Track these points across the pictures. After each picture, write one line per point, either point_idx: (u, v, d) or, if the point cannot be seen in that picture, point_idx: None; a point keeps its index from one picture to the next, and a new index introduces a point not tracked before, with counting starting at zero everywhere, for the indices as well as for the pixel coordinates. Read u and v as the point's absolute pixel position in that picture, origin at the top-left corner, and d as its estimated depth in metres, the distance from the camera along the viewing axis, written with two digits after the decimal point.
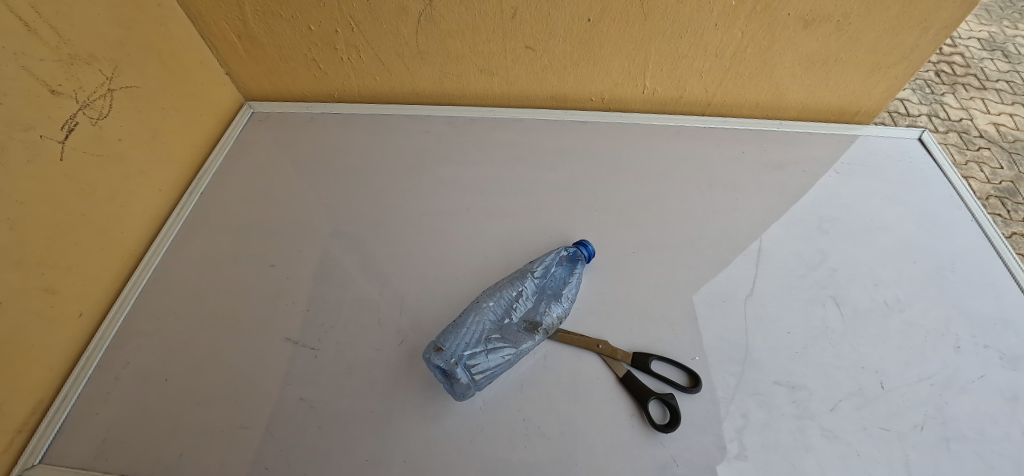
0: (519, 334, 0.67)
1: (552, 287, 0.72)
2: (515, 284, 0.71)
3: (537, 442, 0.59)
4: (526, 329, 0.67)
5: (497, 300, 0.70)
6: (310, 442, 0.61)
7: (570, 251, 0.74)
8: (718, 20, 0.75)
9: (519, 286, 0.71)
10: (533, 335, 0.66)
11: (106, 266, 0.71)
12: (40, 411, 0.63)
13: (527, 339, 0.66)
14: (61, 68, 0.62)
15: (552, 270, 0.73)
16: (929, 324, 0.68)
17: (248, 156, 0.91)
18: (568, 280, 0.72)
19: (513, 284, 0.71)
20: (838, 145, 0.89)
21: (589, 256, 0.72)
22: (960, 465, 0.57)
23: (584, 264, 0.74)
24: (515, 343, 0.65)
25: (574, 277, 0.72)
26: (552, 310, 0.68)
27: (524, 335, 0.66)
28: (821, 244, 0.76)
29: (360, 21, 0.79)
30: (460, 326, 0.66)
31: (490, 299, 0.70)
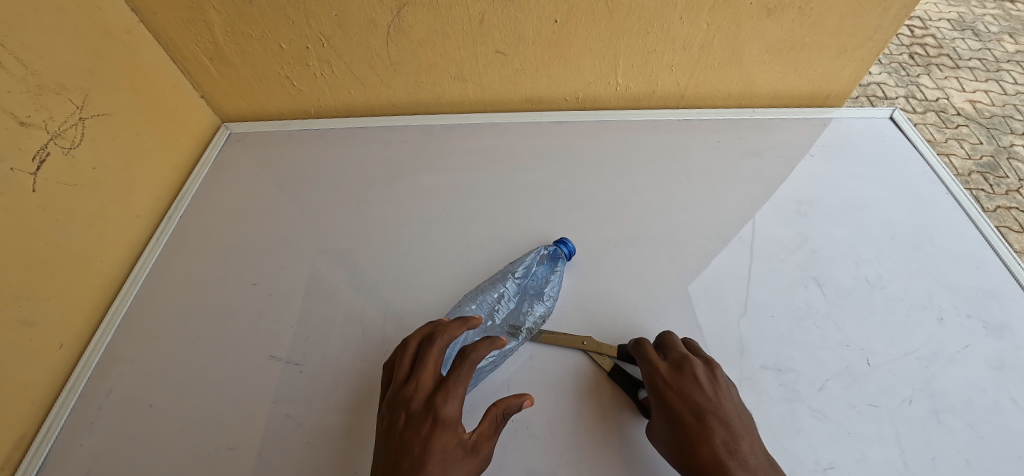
0: (503, 335, 0.67)
1: (535, 286, 0.72)
2: (497, 286, 0.71)
3: (528, 443, 0.59)
4: (510, 329, 0.68)
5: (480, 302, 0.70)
6: (299, 458, 0.60)
7: (551, 248, 0.74)
8: (682, 14, 0.76)
9: (501, 288, 0.71)
10: (516, 336, 0.66)
11: (86, 294, 0.70)
12: (23, 446, 0.61)
13: (512, 340, 0.66)
14: (29, 99, 0.61)
15: (534, 268, 0.74)
16: (910, 298, 0.68)
17: (226, 175, 0.91)
18: (549, 279, 0.72)
19: (494, 286, 0.71)
20: (811, 129, 0.91)
21: (569, 254, 0.72)
22: (951, 436, 0.57)
23: (565, 263, 0.73)
24: (499, 344, 0.66)
25: (555, 276, 0.72)
26: (536, 310, 0.69)
27: (508, 336, 0.67)
28: (799, 227, 0.76)
29: (331, 36, 0.80)
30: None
31: (472, 302, 0.70)
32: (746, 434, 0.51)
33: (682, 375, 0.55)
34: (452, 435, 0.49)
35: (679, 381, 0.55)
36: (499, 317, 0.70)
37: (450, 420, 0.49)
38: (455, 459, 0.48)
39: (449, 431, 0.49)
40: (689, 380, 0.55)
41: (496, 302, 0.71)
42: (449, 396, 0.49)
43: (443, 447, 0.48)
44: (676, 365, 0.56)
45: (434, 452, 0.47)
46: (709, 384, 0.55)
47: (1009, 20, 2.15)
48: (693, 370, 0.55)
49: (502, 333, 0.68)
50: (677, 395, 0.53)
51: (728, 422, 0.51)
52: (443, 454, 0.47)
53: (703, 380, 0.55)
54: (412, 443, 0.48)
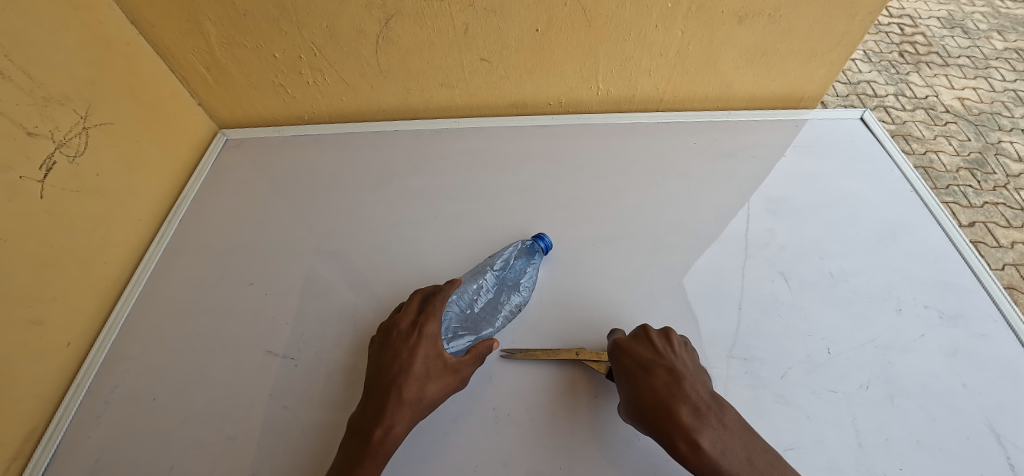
0: (479, 322, 0.72)
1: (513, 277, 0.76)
2: (477, 277, 0.75)
3: (508, 428, 0.63)
4: (486, 318, 0.72)
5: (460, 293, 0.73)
6: (295, 445, 0.64)
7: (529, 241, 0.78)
8: (658, 22, 0.80)
9: (481, 279, 0.75)
10: (492, 323, 0.71)
11: (91, 294, 0.74)
12: (34, 438, 0.65)
13: (487, 327, 0.71)
14: (36, 110, 0.65)
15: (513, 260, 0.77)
16: (872, 290, 0.72)
17: (224, 180, 0.95)
18: (526, 271, 0.76)
19: (475, 277, 0.75)
20: (785, 130, 0.94)
21: (546, 248, 0.75)
22: (905, 418, 0.61)
23: (542, 257, 0.77)
24: (476, 331, 0.71)
25: (532, 269, 0.76)
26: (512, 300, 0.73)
27: (484, 324, 0.72)
28: (769, 224, 0.80)
29: (322, 46, 0.83)
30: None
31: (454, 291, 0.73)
32: (688, 382, 0.58)
33: (635, 338, 0.63)
34: (432, 346, 0.62)
35: (631, 342, 0.63)
36: (478, 306, 0.74)
37: (430, 336, 0.63)
38: (436, 364, 0.62)
39: (429, 343, 0.63)
40: (641, 342, 0.63)
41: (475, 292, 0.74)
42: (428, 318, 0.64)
43: (425, 353, 0.62)
44: (633, 333, 0.65)
45: (417, 356, 0.61)
46: (659, 344, 0.62)
47: (997, 18, 2.19)
48: (645, 334, 0.63)
49: (478, 321, 0.72)
50: (628, 353, 0.62)
51: (671, 371, 0.59)
52: (425, 359, 0.61)
53: (653, 341, 0.62)
54: (400, 351, 0.62)
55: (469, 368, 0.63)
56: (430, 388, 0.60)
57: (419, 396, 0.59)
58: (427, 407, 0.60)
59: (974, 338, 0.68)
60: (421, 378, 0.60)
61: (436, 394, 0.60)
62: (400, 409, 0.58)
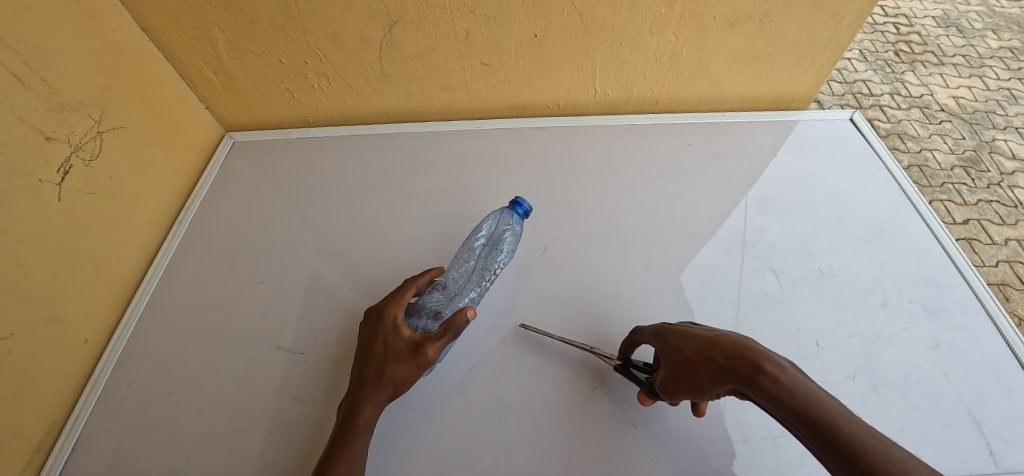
0: (456, 294, 0.76)
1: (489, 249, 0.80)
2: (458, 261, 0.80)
3: (510, 419, 0.66)
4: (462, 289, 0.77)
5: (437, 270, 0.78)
6: (306, 436, 0.67)
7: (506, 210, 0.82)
8: (652, 27, 0.83)
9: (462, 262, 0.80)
10: (467, 295, 0.76)
11: (105, 293, 0.77)
12: (54, 432, 0.68)
13: (463, 299, 0.75)
14: (53, 116, 0.67)
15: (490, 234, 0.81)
16: (858, 286, 0.75)
17: (232, 182, 0.97)
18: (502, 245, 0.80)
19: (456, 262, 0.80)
20: (776, 131, 0.97)
21: (525, 214, 0.70)
22: (889, 408, 0.64)
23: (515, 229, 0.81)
24: (452, 302, 0.75)
25: (506, 242, 0.80)
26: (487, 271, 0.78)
27: (459, 296, 0.75)
28: (759, 222, 0.83)
29: (327, 51, 0.86)
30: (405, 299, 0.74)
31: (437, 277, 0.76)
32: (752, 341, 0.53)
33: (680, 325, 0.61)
34: (392, 327, 0.63)
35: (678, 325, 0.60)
36: (460, 284, 0.77)
37: (391, 319, 0.63)
38: (395, 345, 0.61)
39: (389, 323, 0.63)
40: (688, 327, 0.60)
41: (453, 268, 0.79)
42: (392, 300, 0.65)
43: (384, 334, 0.62)
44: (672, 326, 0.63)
45: (377, 338, 0.62)
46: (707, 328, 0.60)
47: (991, 17, 2.22)
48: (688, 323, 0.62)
49: (455, 292, 0.76)
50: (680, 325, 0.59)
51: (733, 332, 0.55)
52: (383, 340, 0.62)
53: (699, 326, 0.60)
54: (367, 335, 0.64)
55: (430, 345, 0.59)
56: (388, 368, 0.60)
57: (377, 375, 0.60)
58: (389, 387, 0.59)
59: (956, 330, 0.71)
60: (380, 358, 0.61)
61: (396, 374, 0.59)
62: (363, 390, 0.59)
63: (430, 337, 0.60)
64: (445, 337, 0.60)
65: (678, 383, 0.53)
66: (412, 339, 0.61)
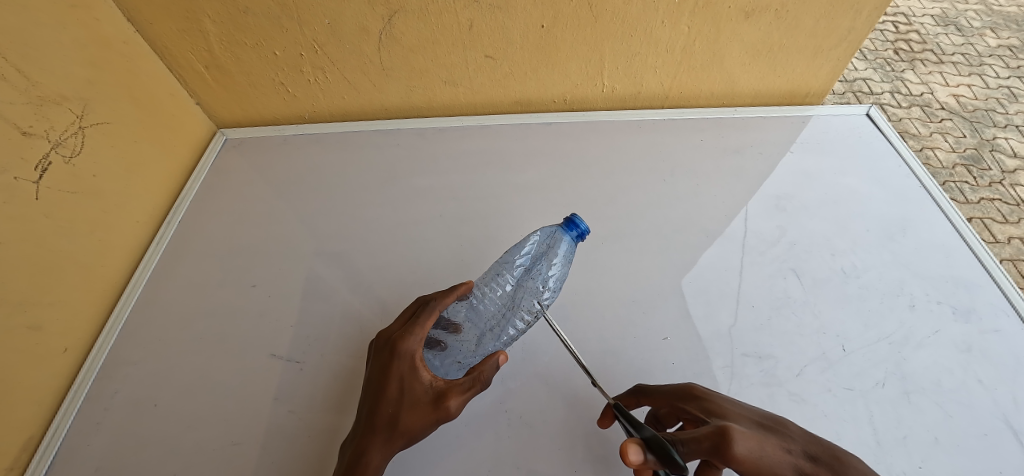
0: (487, 333, 0.68)
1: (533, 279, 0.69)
2: (494, 284, 0.70)
3: (522, 431, 0.62)
4: (496, 327, 0.68)
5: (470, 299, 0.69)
6: (303, 451, 0.63)
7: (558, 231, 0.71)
8: (665, 17, 0.79)
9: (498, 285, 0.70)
10: (499, 337, 0.67)
11: (89, 299, 0.72)
12: (31, 448, 0.63)
13: (492, 341, 0.67)
14: (31, 110, 0.63)
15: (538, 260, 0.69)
16: (883, 287, 0.72)
17: (224, 181, 0.93)
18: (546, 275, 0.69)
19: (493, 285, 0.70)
20: (791, 127, 0.94)
21: (579, 235, 0.63)
22: (921, 415, 0.61)
23: (564, 256, 0.70)
24: (480, 344, 0.67)
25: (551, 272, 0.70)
26: (526, 310, 0.67)
27: (490, 337, 0.67)
28: (780, 221, 0.80)
29: (324, 43, 0.82)
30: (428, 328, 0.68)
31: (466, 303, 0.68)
32: None
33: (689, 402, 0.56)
34: (409, 367, 0.55)
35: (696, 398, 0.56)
36: (490, 314, 0.69)
37: (409, 356, 0.55)
38: (413, 391, 0.54)
39: (406, 362, 0.55)
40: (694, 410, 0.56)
41: (489, 295, 0.69)
42: (408, 332, 0.56)
43: (399, 375, 0.54)
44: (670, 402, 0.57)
45: (391, 380, 0.54)
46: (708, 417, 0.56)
47: (991, 15, 2.21)
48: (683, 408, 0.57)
49: (487, 330, 0.68)
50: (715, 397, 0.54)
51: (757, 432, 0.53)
52: (399, 383, 0.54)
53: None
54: (376, 371, 0.56)
55: (457, 396, 0.54)
56: (403, 418, 0.53)
57: (391, 424, 0.53)
58: (403, 437, 0.53)
59: (987, 333, 0.68)
60: (394, 404, 0.54)
61: (412, 424, 0.53)
62: (373, 437, 0.53)
63: (456, 387, 0.54)
64: (475, 387, 0.55)
65: (755, 440, 0.44)
66: (434, 386, 0.55)
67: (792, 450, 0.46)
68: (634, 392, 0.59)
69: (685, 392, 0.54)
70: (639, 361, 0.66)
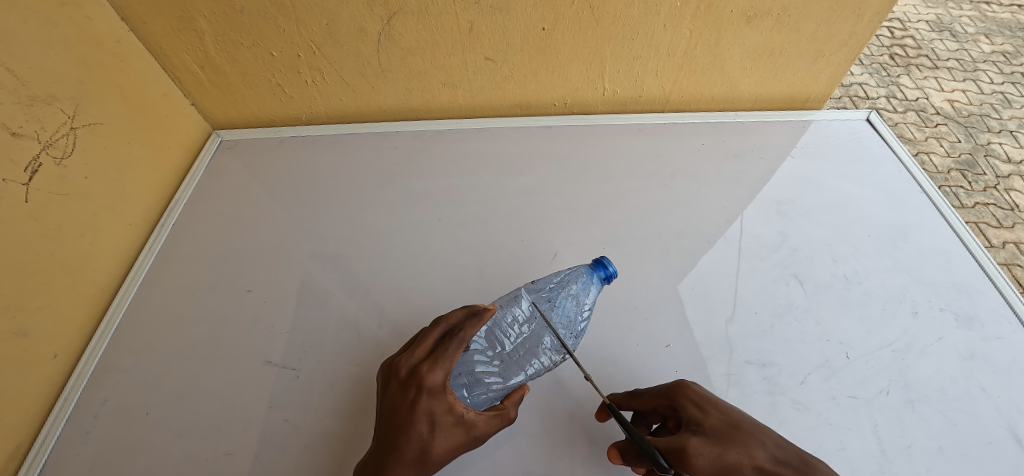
0: (512, 365, 0.64)
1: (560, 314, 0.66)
2: (515, 315, 0.66)
3: (523, 441, 0.61)
4: (521, 359, 0.64)
5: (491, 327, 0.65)
6: (298, 461, 0.62)
7: (586, 267, 0.68)
8: (666, 21, 0.78)
9: (519, 316, 0.66)
10: (523, 372, 0.63)
11: (79, 303, 0.71)
12: (18, 457, 0.61)
13: (515, 375, 0.63)
14: (21, 110, 0.62)
15: (565, 294, 0.67)
16: (885, 293, 0.72)
17: (219, 183, 0.91)
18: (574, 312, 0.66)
19: (513, 315, 0.66)
20: (791, 131, 0.94)
21: (607, 277, 0.64)
22: (925, 424, 0.61)
23: (594, 294, 0.67)
24: (505, 375, 0.63)
25: (580, 309, 0.66)
26: (553, 346, 0.64)
27: (513, 370, 0.63)
28: (781, 226, 0.80)
29: (322, 44, 0.81)
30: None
31: (484, 331, 0.64)
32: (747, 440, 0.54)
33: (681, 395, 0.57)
34: (440, 402, 0.53)
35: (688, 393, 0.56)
36: (510, 346, 0.65)
37: (437, 390, 0.53)
38: (442, 425, 0.53)
39: (437, 397, 0.53)
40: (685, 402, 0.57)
41: (510, 325, 0.65)
42: (437, 366, 0.53)
43: (430, 411, 0.52)
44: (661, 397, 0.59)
45: (420, 416, 0.52)
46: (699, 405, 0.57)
47: (985, 21, 2.22)
48: None
49: (509, 362, 0.64)
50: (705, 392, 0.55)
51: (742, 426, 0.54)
52: (429, 418, 0.52)
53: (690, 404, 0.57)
54: (401, 405, 0.53)
55: (486, 428, 0.55)
56: (434, 451, 0.52)
57: (419, 457, 0.52)
58: (430, 466, 0.53)
59: (989, 340, 0.68)
60: (423, 439, 0.52)
61: (441, 454, 0.52)
62: (399, 469, 0.51)
63: (483, 418, 0.55)
64: (503, 421, 0.56)
65: (719, 452, 0.48)
66: (462, 418, 0.54)
67: (760, 456, 0.48)
68: (625, 393, 0.59)
69: (674, 391, 0.54)
70: (641, 369, 0.65)
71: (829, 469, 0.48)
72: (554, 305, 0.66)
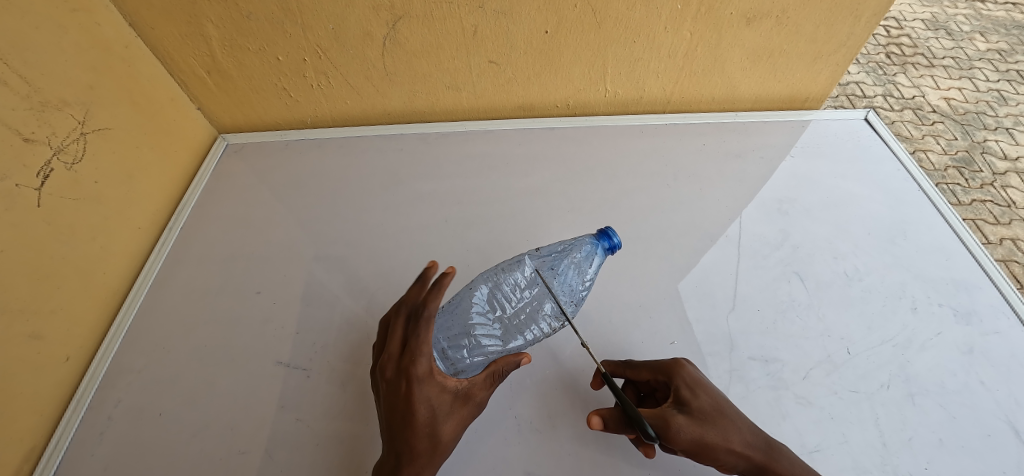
0: (512, 330, 0.65)
1: (561, 284, 0.66)
2: (516, 281, 0.67)
3: (531, 437, 0.62)
4: (521, 325, 0.66)
5: (492, 292, 0.67)
6: (309, 460, 0.62)
7: (587, 238, 0.69)
8: (667, 23, 0.80)
9: (520, 283, 0.67)
10: (522, 338, 0.65)
11: (90, 306, 0.72)
12: (33, 458, 0.62)
13: (514, 340, 0.65)
14: (33, 115, 0.62)
15: (568, 263, 0.68)
16: (886, 289, 0.73)
17: (226, 185, 0.92)
18: (575, 283, 0.67)
19: (514, 281, 0.67)
20: (791, 131, 0.95)
21: (610, 248, 0.64)
22: (925, 417, 0.62)
23: (597, 266, 0.68)
24: (505, 340, 0.64)
25: (581, 281, 0.67)
26: (552, 314, 0.66)
27: (513, 336, 0.65)
28: (782, 224, 0.81)
29: (327, 48, 0.82)
30: (437, 313, 0.64)
31: (486, 295, 0.66)
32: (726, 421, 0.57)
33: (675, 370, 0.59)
34: (431, 385, 0.52)
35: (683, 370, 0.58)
36: (511, 312, 0.66)
37: (426, 373, 0.52)
38: (442, 406, 0.53)
39: (428, 383, 0.52)
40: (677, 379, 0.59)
41: (512, 292, 0.67)
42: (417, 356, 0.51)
43: (427, 399, 0.52)
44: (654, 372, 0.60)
45: (419, 405, 0.51)
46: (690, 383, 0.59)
47: (980, 20, 2.24)
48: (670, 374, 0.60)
49: (509, 328, 0.65)
50: (699, 375, 0.57)
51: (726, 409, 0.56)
52: (428, 405, 0.52)
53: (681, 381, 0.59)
54: (398, 398, 0.52)
55: (483, 394, 0.56)
56: (444, 434, 0.53)
57: (432, 445, 0.53)
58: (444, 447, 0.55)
59: (987, 335, 0.69)
60: (429, 426, 0.52)
61: (451, 434, 0.54)
62: (418, 460, 0.53)
63: (478, 385, 0.56)
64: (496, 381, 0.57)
65: (701, 431, 0.50)
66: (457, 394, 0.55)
67: (737, 442, 0.51)
68: (621, 363, 0.61)
69: (673, 369, 0.56)
70: None
71: (792, 454, 0.53)
72: (557, 274, 0.67)
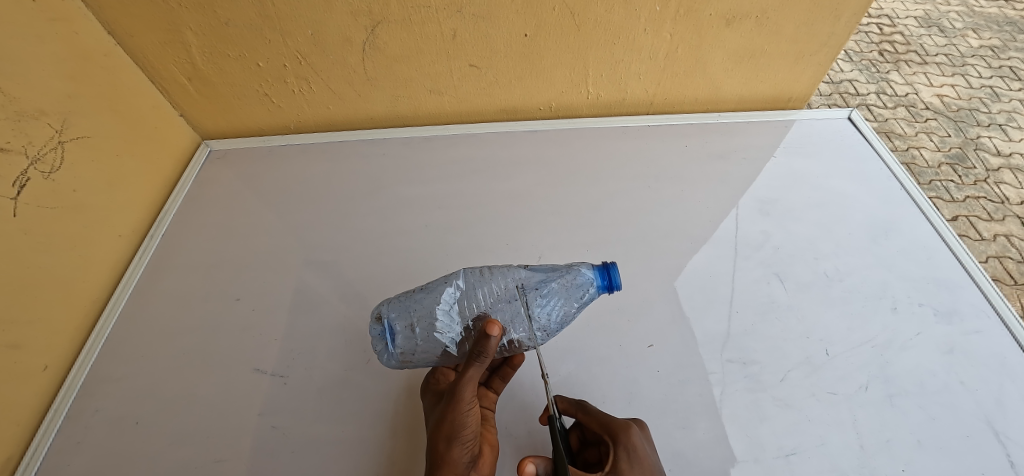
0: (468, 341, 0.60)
1: (539, 310, 0.60)
2: (495, 290, 0.62)
3: (508, 442, 0.61)
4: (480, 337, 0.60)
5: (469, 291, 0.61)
6: (286, 468, 0.62)
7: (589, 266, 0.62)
8: (647, 25, 0.80)
9: (499, 293, 0.61)
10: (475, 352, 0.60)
11: (69, 315, 0.71)
12: (9, 469, 0.62)
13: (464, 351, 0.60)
14: (9, 125, 0.62)
15: (557, 289, 0.61)
16: (868, 290, 0.73)
17: (208, 192, 0.92)
18: (555, 310, 0.61)
19: (494, 289, 0.62)
20: (775, 131, 0.95)
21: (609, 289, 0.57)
22: (904, 418, 0.62)
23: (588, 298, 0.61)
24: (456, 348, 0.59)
25: (561, 309, 0.61)
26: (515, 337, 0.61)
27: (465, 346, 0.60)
28: (764, 225, 0.81)
29: (308, 54, 0.82)
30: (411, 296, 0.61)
31: (458, 296, 0.61)
32: None
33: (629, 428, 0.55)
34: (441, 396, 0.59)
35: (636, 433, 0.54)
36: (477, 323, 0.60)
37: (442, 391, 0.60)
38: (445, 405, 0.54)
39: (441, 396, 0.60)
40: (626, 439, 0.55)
41: (485, 299, 0.61)
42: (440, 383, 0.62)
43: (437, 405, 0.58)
44: None
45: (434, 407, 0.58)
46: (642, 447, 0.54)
47: (972, 16, 2.25)
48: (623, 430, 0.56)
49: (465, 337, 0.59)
50: (648, 445, 0.52)
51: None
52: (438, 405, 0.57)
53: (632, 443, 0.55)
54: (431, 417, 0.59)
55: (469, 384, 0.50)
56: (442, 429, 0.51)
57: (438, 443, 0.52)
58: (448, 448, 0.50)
59: (969, 334, 0.69)
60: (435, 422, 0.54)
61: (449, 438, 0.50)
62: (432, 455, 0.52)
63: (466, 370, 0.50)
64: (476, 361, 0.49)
65: None
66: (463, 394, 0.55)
67: None
68: (576, 403, 0.58)
69: (622, 434, 0.51)
70: (626, 370, 0.65)
71: None
72: (542, 295, 0.61)
